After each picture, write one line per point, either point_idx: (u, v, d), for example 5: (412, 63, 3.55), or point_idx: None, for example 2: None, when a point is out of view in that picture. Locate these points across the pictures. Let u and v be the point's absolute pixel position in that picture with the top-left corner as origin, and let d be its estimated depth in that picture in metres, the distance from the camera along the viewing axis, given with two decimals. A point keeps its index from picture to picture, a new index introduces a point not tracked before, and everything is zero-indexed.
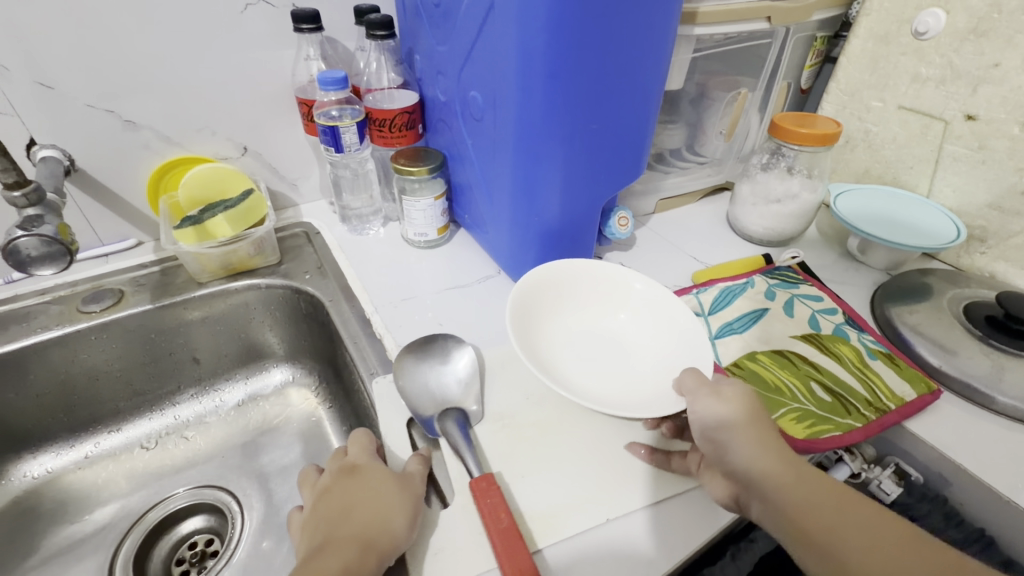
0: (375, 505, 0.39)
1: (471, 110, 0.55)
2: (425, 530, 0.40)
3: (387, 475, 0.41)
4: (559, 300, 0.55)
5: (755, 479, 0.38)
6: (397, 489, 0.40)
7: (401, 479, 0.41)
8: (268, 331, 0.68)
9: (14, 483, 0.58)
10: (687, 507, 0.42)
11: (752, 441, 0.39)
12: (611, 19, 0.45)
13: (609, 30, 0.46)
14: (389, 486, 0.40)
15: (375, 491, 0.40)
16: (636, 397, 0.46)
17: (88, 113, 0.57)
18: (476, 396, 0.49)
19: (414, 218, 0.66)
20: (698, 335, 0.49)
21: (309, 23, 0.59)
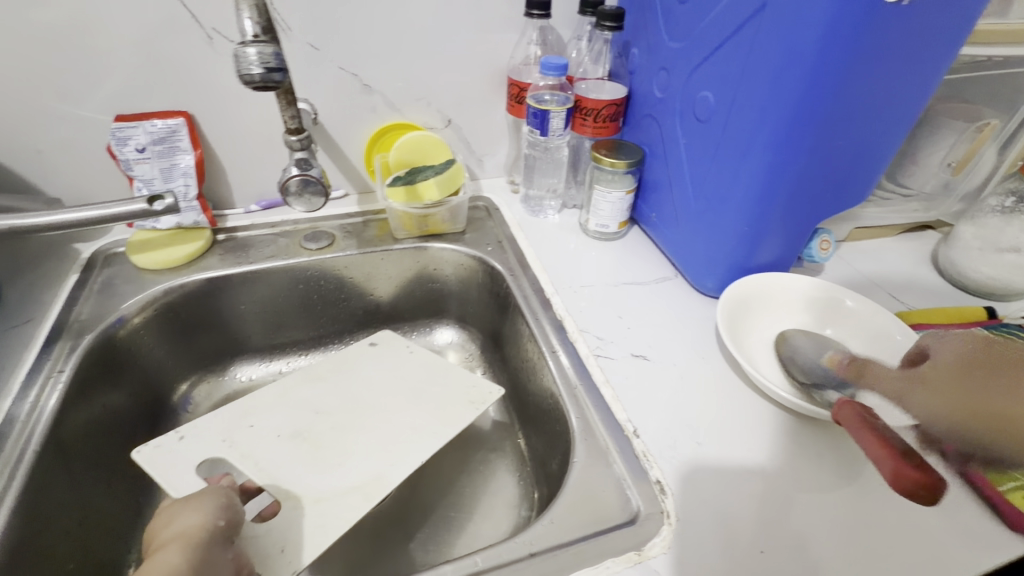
0: (184, 525, 0.36)
1: (695, 110, 0.55)
2: (634, 515, 0.41)
3: (173, 505, 0.39)
4: (761, 301, 0.56)
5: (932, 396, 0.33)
6: (202, 505, 0.38)
7: (195, 493, 0.40)
8: (444, 292, 0.73)
9: (228, 383, 0.68)
10: (895, 564, 0.39)
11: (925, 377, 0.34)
12: (896, 30, 0.42)
13: (891, 41, 0.42)
14: (183, 501, 0.39)
15: (175, 508, 0.38)
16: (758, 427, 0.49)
17: (339, 75, 0.65)
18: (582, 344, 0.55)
19: (600, 209, 0.67)
20: None
21: (540, 10, 0.62)
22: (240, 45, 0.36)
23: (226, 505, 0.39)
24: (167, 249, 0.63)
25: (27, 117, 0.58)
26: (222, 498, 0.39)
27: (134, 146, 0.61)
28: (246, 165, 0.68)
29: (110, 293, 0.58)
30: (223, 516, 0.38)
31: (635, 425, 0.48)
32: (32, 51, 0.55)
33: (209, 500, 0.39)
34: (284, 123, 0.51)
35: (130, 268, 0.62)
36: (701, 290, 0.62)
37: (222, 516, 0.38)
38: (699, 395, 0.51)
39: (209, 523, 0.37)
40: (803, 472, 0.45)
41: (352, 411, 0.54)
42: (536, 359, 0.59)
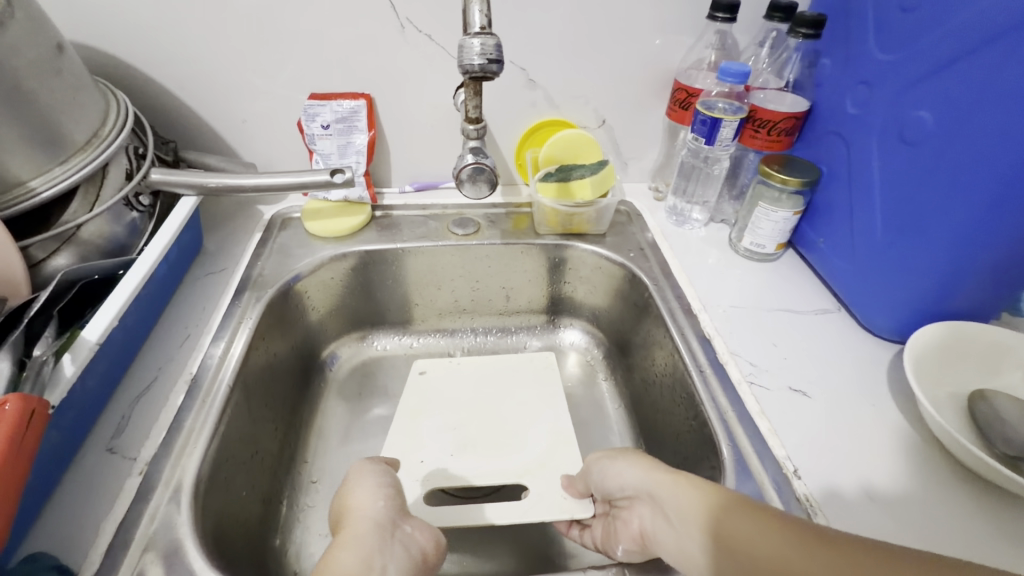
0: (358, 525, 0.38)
1: (902, 131, 0.50)
2: None
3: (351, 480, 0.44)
4: (957, 353, 0.49)
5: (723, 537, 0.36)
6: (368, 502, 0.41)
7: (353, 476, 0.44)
8: (576, 293, 0.73)
9: (366, 350, 0.73)
10: None
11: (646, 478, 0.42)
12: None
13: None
14: (352, 487, 0.42)
15: (344, 493, 0.42)
16: (939, 493, 0.43)
17: (507, 68, 0.66)
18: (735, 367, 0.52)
19: (759, 227, 0.63)
20: None
21: (726, 13, 0.59)
22: (467, 37, 0.38)
23: (385, 489, 0.42)
24: (335, 219, 0.68)
25: (241, 90, 0.66)
26: (383, 483, 0.43)
27: (319, 122, 0.66)
28: (408, 148, 0.72)
29: (286, 254, 0.65)
30: (383, 499, 0.41)
31: (795, 464, 0.44)
32: (254, 32, 0.62)
33: (371, 484, 0.42)
34: (466, 112, 0.53)
35: (302, 233, 0.68)
36: (871, 329, 0.56)
37: (381, 498, 0.41)
38: (868, 445, 0.46)
39: (386, 517, 0.40)
40: (999, 556, 0.39)
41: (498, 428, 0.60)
42: (674, 377, 0.56)
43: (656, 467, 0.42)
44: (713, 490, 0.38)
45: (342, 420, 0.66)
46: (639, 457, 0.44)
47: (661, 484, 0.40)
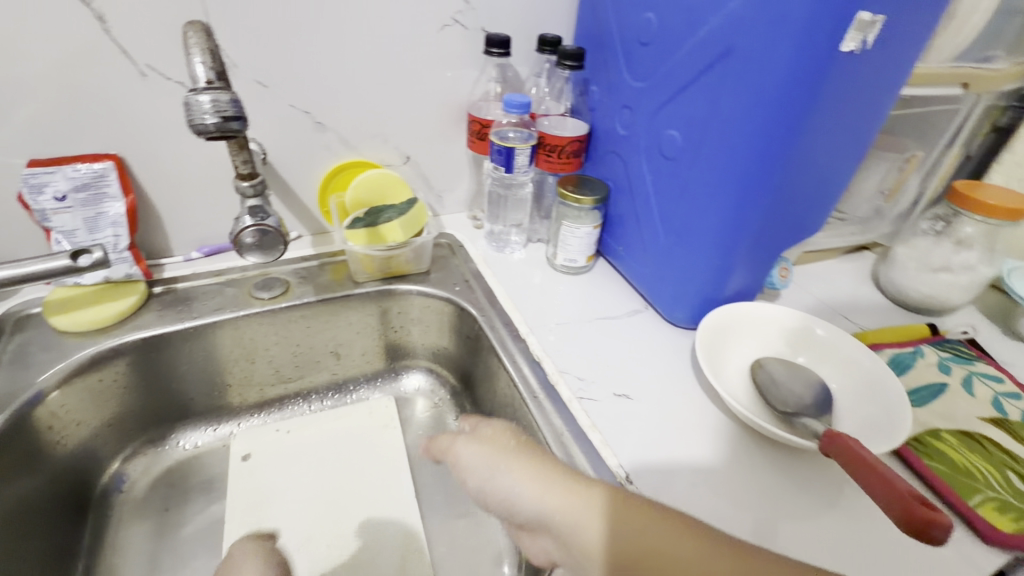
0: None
1: (661, 147, 0.56)
2: None
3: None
4: (736, 334, 0.57)
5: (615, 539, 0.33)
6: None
7: None
8: (411, 336, 0.70)
9: (170, 453, 0.61)
10: None
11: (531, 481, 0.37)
12: (854, 72, 0.44)
13: (849, 83, 0.45)
14: None
15: None
16: (744, 461, 0.49)
17: (289, 113, 0.61)
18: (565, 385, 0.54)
19: (568, 244, 0.67)
20: (894, 395, 0.48)
21: (499, 48, 0.62)
22: (192, 92, 0.35)
23: None
24: (93, 307, 0.55)
25: None
26: None
27: (53, 193, 0.54)
28: (184, 209, 0.62)
29: (23, 364, 0.51)
30: None
31: (626, 471, 0.46)
32: None
33: None
34: (236, 168, 0.47)
35: (48, 330, 0.54)
36: (674, 322, 0.63)
37: None
38: (686, 431, 0.51)
39: None
40: (793, 504, 0.45)
41: (345, 529, 0.56)
42: (513, 406, 0.57)
43: (547, 477, 0.37)
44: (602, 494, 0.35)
45: (144, 548, 0.54)
46: (518, 457, 0.39)
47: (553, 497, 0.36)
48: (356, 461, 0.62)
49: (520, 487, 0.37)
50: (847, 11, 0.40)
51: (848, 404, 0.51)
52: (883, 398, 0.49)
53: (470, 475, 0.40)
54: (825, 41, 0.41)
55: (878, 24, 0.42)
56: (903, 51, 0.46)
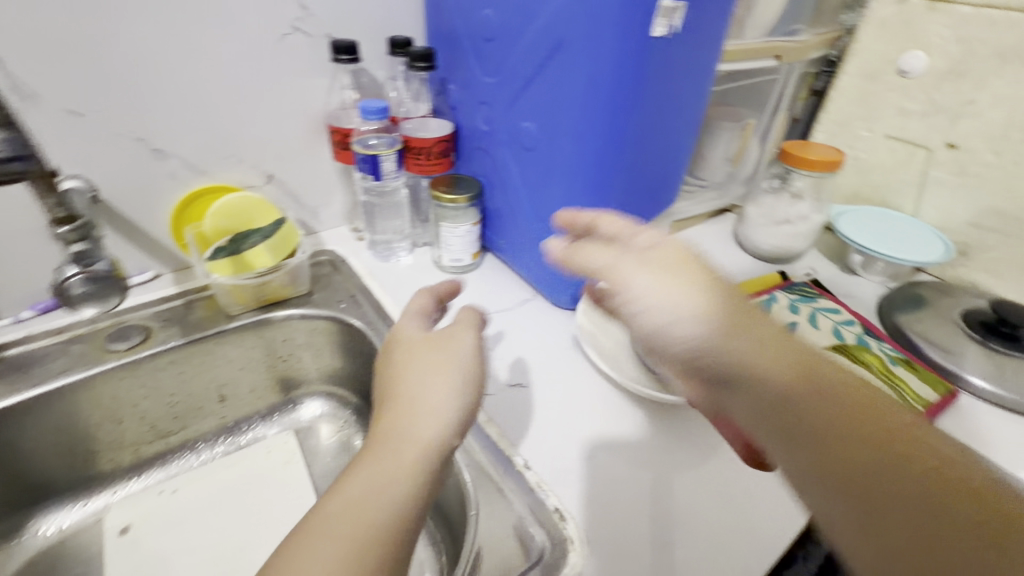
0: (414, 381, 0.37)
1: (520, 140, 0.58)
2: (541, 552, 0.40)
3: (381, 435, 0.34)
4: (612, 310, 0.61)
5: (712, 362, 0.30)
6: (410, 354, 0.39)
7: None
8: (302, 362, 0.67)
9: (29, 542, 0.54)
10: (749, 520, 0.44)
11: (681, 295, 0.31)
12: (670, 57, 0.49)
13: (668, 68, 0.50)
14: None
15: None
16: (634, 426, 0.52)
17: (117, 142, 0.55)
18: None
19: (450, 244, 0.67)
20: None
21: (347, 54, 0.61)
22: None
23: None
24: None
25: None
26: None
27: None
28: (8, 263, 0.55)
29: None
30: None
31: (525, 458, 0.47)
32: None
33: None
34: (48, 214, 0.44)
35: None
36: (562, 305, 0.65)
37: None
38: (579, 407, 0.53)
39: None
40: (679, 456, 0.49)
41: None
42: None
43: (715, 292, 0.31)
44: (808, 363, 0.29)
45: None
46: (750, 321, 0.31)
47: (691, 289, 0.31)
48: (257, 506, 0.58)
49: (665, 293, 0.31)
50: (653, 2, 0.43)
51: None
52: None
53: (622, 288, 0.32)
54: (640, 30, 0.44)
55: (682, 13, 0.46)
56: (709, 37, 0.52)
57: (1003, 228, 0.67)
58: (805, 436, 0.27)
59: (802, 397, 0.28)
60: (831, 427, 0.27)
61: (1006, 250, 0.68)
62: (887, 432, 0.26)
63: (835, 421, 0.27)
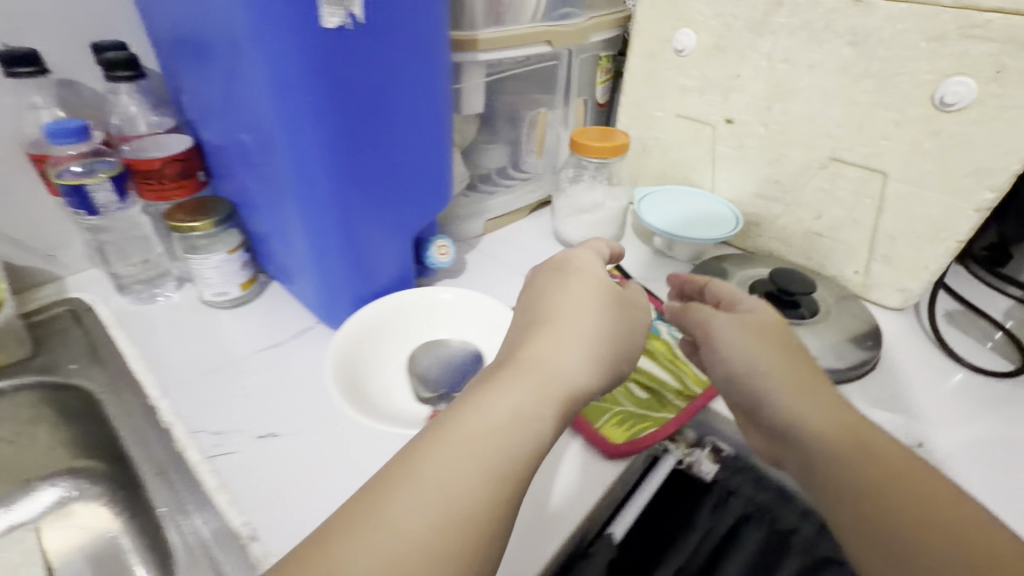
0: (563, 316, 0.43)
1: (247, 154, 0.50)
2: None
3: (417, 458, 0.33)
4: (383, 334, 0.52)
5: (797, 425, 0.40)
6: (570, 287, 0.45)
7: None
8: (35, 442, 0.55)
9: None
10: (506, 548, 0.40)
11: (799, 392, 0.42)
12: (372, 46, 0.43)
13: (374, 58, 0.44)
14: None
15: None
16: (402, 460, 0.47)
17: None
18: (201, 446, 0.46)
19: (208, 278, 0.58)
20: None
21: (27, 66, 0.50)
22: None
23: None
24: None
25: None
26: None
27: None
28: None
29: None
30: None
31: (256, 525, 0.40)
32: None
33: None
34: None
35: None
36: None
37: None
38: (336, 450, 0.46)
39: None
40: None
41: None
42: (151, 488, 0.47)
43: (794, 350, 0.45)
44: (852, 423, 0.39)
45: None
46: (807, 384, 0.42)
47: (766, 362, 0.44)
48: None
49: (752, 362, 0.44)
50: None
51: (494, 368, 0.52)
52: None
53: (731, 354, 0.46)
54: (306, 16, 0.38)
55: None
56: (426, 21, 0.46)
57: (781, 196, 0.69)
58: (832, 495, 0.36)
59: (858, 456, 0.36)
60: (887, 475, 0.35)
61: (789, 218, 0.70)
62: (866, 490, 0.35)
63: (895, 505, 0.33)
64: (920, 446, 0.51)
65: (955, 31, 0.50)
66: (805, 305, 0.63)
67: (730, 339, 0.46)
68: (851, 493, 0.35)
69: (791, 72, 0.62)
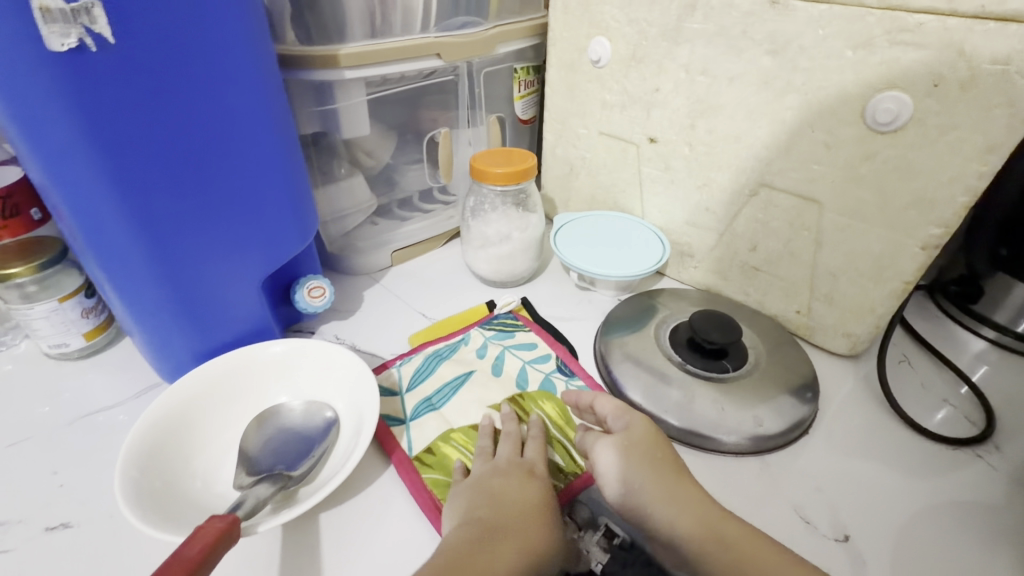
0: (515, 508, 0.38)
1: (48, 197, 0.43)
2: None
3: None
4: (211, 407, 0.45)
5: (681, 542, 0.37)
6: (509, 475, 0.41)
7: None
8: None
9: None
10: None
11: (670, 501, 0.38)
12: (142, 71, 0.35)
13: (147, 88, 0.36)
14: None
15: None
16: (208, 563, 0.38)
17: None
18: None
19: (40, 330, 0.51)
20: (366, 406, 0.44)
21: None
22: None
23: None
24: None
25: None
26: None
27: None
28: None
29: None
30: None
31: None
32: None
33: None
34: None
35: None
36: None
37: None
38: (127, 551, 0.38)
39: None
40: None
41: None
42: None
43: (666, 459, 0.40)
44: (710, 517, 0.37)
45: None
46: (673, 483, 0.39)
47: (645, 487, 0.39)
48: None
49: (645, 488, 0.39)
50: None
51: (334, 439, 0.44)
52: (360, 422, 0.43)
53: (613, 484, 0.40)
54: (19, 38, 0.30)
55: (110, 10, 0.32)
56: (225, 41, 0.38)
57: (714, 225, 0.60)
58: None
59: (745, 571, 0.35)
60: None
61: (723, 250, 0.61)
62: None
63: None
64: (849, 540, 0.42)
65: (884, 36, 0.42)
66: (732, 356, 0.53)
67: (616, 476, 0.40)
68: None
69: (712, 85, 0.53)
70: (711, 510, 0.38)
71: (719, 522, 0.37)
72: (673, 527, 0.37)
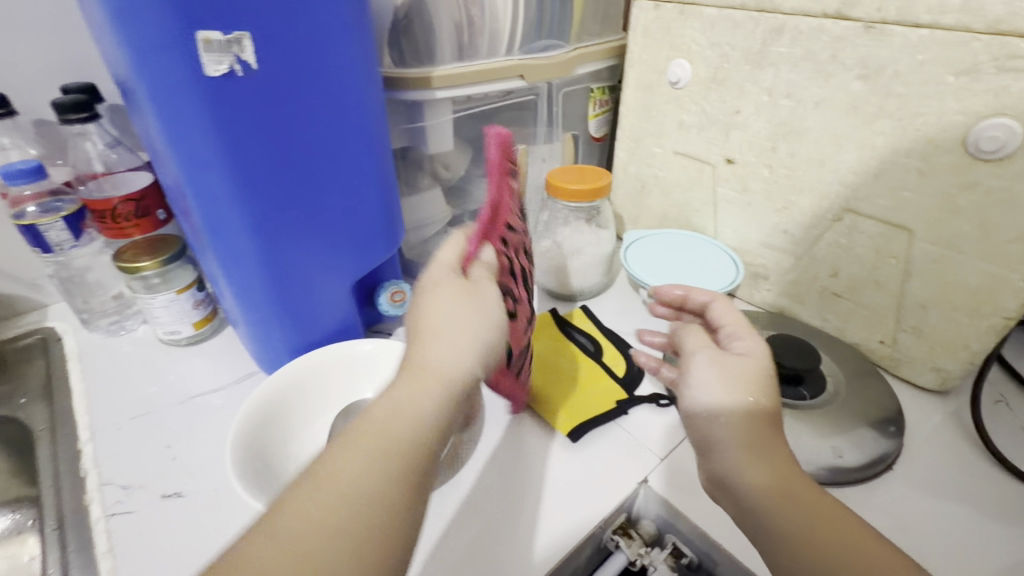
0: (440, 331, 0.36)
1: (176, 202, 0.49)
2: None
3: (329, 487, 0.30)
4: (303, 399, 0.49)
5: (744, 487, 0.35)
6: (436, 293, 0.39)
7: None
8: None
9: None
10: None
11: (746, 449, 0.36)
12: (272, 89, 0.39)
13: (274, 103, 0.40)
14: None
15: None
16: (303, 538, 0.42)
17: None
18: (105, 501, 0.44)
19: (158, 316, 0.57)
20: None
21: None
22: None
23: None
24: None
25: None
26: None
27: None
28: None
29: None
30: None
31: None
32: None
33: None
34: None
35: None
36: None
37: None
38: (235, 525, 0.42)
39: None
40: None
41: None
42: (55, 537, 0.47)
43: (760, 389, 0.39)
44: (789, 475, 0.34)
45: None
46: (766, 432, 0.37)
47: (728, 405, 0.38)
48: None
49: (717, 401, 0.39)
50: (183, 33, 0.34)
51: None
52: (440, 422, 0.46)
53: (694, 389, 0.41)
54: (180, 69, 0.35)
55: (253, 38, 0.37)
56: (338, 67, 0.42)
57: (791, 248, 0.59)
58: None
59: (820, 534, 0.31)
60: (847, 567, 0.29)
61: (801, 273, 0.60)
62: (794, 552, 0.31)
63: None
64: None
65: (991, 63, 0.41)
66: (809, 383, 0.52)
67: (702, 390, 0.40)
68: (773, 549, 0.32)
69: (796, 109, 0.53)
70: (794, 470, 0.35)
71: (798, 483, 0.34)
72: (738, 468, 0.35)
